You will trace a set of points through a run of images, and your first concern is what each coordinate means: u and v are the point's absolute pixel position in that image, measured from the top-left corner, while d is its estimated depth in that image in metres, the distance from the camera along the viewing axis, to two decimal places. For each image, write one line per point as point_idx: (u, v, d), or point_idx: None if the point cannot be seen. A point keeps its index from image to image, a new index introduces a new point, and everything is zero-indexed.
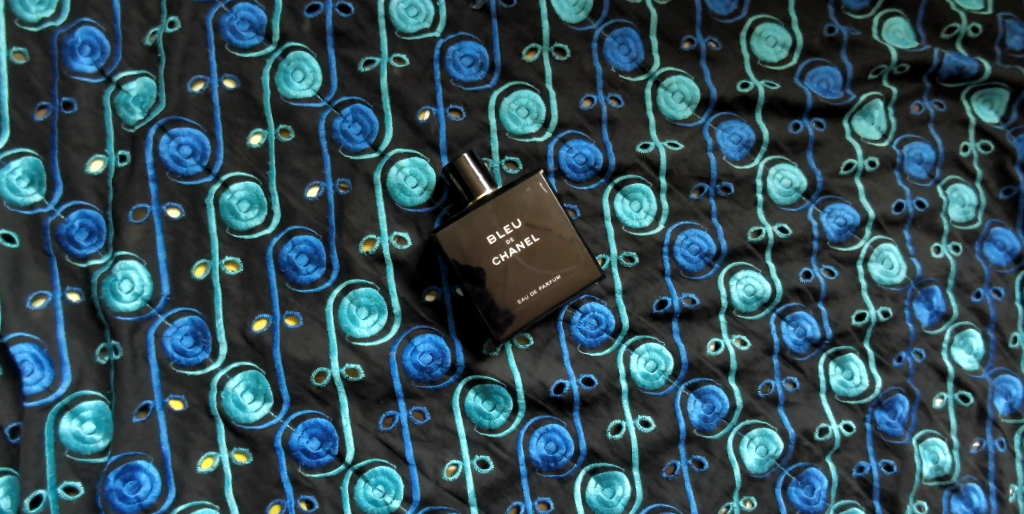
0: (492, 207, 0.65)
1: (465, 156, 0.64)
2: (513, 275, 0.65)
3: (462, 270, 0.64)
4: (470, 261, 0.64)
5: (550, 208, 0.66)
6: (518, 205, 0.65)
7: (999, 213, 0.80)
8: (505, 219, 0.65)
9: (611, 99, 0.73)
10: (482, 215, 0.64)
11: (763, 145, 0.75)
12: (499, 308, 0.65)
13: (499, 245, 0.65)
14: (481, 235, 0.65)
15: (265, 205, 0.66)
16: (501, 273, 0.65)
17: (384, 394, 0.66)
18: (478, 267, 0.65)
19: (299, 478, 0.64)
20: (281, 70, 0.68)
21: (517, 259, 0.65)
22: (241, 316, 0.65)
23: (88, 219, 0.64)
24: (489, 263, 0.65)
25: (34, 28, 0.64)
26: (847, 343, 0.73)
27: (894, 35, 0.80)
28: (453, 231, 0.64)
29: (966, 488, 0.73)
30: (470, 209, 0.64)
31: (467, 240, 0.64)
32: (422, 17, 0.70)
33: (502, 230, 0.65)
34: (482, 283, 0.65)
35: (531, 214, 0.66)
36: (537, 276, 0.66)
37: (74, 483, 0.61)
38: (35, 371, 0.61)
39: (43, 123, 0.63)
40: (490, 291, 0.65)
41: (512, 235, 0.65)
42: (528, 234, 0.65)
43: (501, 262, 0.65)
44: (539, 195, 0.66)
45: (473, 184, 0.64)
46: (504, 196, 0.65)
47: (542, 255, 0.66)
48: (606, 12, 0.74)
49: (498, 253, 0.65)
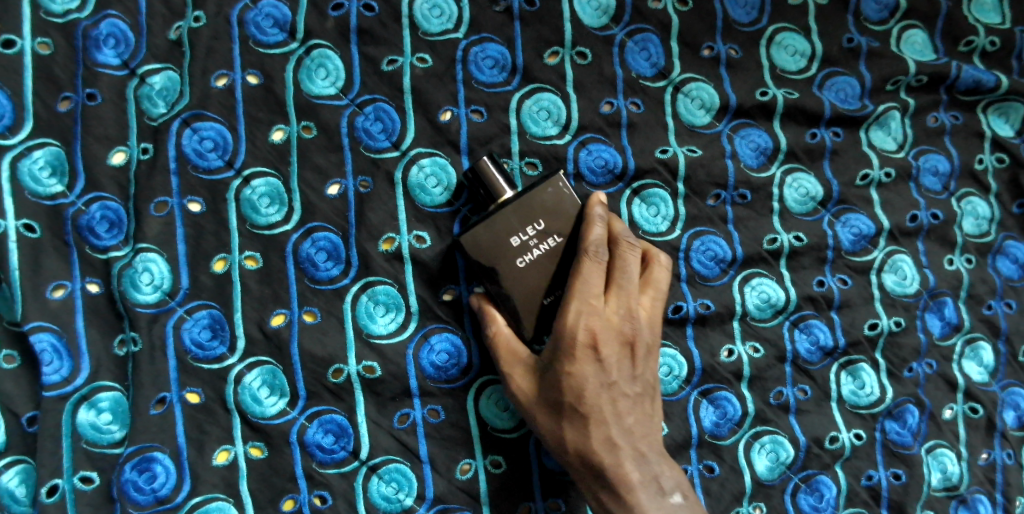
0: (514, 209, 0.64)
1: (484, 158, 0.65)
2: (536, 275, 0.65)
3: (486, 274, 0.64)
4: (494, 265, 0.64)
5: (570, 209, 0.66)
6: (539, 206, 0.65)
7: (1012, 226, 0.80)
8: (528, 220, 0.65)
9: (631, 104, 0.73)
10: (505, 218, 0.64)
11: (781, 153, 0.75)
12: (522, 310, 0.65)
13: (522, 246, 0.64)
14: (503, 237, 0.64)
15: (285, 201, 0.66)
16: (525, 275, 0.65)
17: (400, 392, 0.66)
18: (503, 271, 0.64)
19: (313, 473, 0.64)
20: (304, 67, 0.68)
21: (541, 260, 0.65)
22: (259, 311, 0.65)
23: (109, 211, 0.64)
24: (512, 265, 0.64)
25: (58, 18, 0.64)
26: (859, 353, 0.73)
27: (913, 47, 0.81)
28: (476, 235, 0.64)
29: (973, 499, 0.73)
30: (492, 212, 0.64)
31: (490, 242, 0.64)
32: (445, 17, 0.70)
33: (525, 231, 0.65)
34: (506, 287, 0.64)
35: (553, 216, 0.65)
36: (561, 276, 0.65)
37: (90, 473, 0.61)
38: (53, 361, 0.61)
39: (66, 114, 0.64)
40: (516, 295, 0.65)
41: (535, 237, 0.65)
42: (551, 234, 0.65)
43: (525, 264, 0.64)
44: (560, 196, 0.66)
45: (494, 187, 0.65)
46: (525, 198, 0.65)
47: (566, 256, 0.65)
48: (628, 17, 0.74)
49: (521, 254, 0.64)
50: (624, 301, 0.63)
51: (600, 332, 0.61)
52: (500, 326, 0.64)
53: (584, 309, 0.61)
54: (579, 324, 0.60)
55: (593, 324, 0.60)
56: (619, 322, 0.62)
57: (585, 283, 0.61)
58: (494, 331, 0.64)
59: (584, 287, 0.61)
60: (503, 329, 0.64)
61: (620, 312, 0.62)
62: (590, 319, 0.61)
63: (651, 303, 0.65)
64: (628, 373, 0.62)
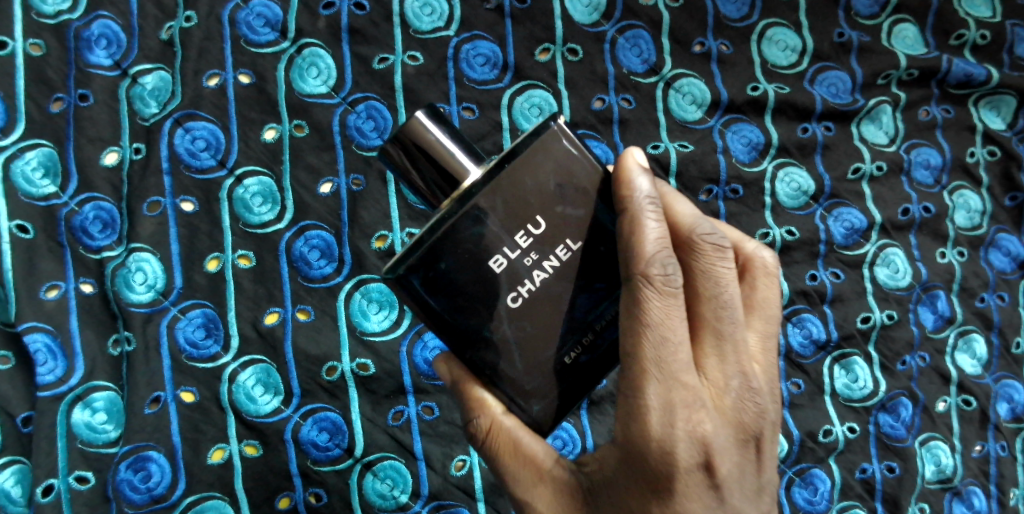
0: (489, 196, 0.48)
1: (417, 114, 0.48)
2: (541, 318, 0.49)
3: (469, 321, 0.48)
4: (482, 305, 0.48)
5: (583, 194, 0.49)
6: (526, 198, 0.48)
7: (1004, 219, 0.81)
8: (517, 227, 0.48)
9: (622, 100, 0.73)
10: (485, 223, 0.48)
11: (772, 148, 0.75)
12: (526, 371, 0.49)
13: (518, 272, 0.48)
14: (482, 266, 0.48)
15: (278, 200, 0.67)
16: (524, 314, 0.49)
17: (394, 389, 0.67)
18: (495, 316, 0.48)
19: (308, 471, 0.64)
20: (295, 66, 0.68)
21: (549, 291, 0.49)
22: (252, 310, 0.65)
23: (102, 211, 0.64)
24: (506, 307, 0.48)
25: (50, 20, 0.65)
26: (852, 346, 0.73)
27: (903, 41, 0.81)
28: (446, 260, 0.47)
29: (967, 491, 0.74)
30: (450, 209, 0.47)
31: (471, 272, 0.48)
32: (436, 16, 0.71)
33: (516, 241, 0.48)
34: (496, 332, 0.49)
35: (559, 213, 0.49)
36: (576, 309, 0.50)
37: (86, 472, 0.61)
38: (48, 361, 0.61)
39: (58, 115, 0.64)
40: (511, 346, 0.49)
41: (535, 252, 0.49)
42: (558, 243, 0.49)
43: (522, 297, 0.49)
44: (559, 157, 0.49)
45: (448, 164, 0.48)
46: (503, 177, 0.48)
47: (582, 273, 0.49)
48: (619, 13, 0.75)
49: (513, 291, 0.49)
50: (740, 360, 0.48)
51: (708, 421, 0.46)
52: (495, 415, 0.50)
53: (670, 391, 0.45)
54: (670, 427, 0.45)
55: (697, 416, 0.46)
56: (731, 408, 0.47)
57: (668, 350, 0.46)
58: (489, 422, 0.50)
59: (659, 352, 0.46)
60: (503, 417, 0.50)
61: (732, 373, 0.48)
62: (689, 408, 0.45)
63: (762, 341, 0.52)
64: (753, 485, 0.48)
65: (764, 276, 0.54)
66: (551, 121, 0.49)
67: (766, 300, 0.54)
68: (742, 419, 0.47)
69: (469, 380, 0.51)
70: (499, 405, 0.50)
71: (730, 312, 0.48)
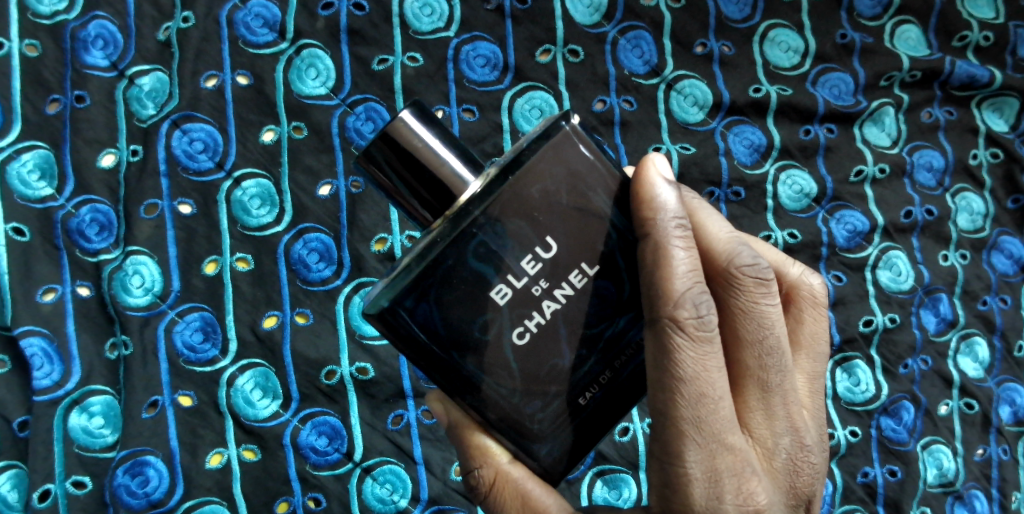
0: (485, 211, 0.45)
1: (405, 114, 0.45)
2: (549, 352, 0.47)
3: (473, 361, 0.46)
4: (487, 343, 0.46)
5: (596, 208, 0.47)
6: (525, 219, 0.46)
7: (1007, 222, 0.80)
8: (523, 249, 0.46)
9: (624, 101, 0.73)
10: (485, 246, 0.45)
11: (774, 150, 0.75)
12: (537, 413, 0.47)
13: (530, 304, 0.46)
14: (484, 301, 0.46)
15: (276, 202, 0.66)
16: (534, 352, 0.47)
17: (393, 393, 0.66)
18: (503, 357, 0.46)
19: (307, 476, 0.64)
20: (294, 68, 0.68)
21: (563, 323, 0.47)
22: (251, 313, 0.65)
23: (99, 213, 0.64)
24: (513, 344, 0.46)
25: (46, 20, 0.64)
26: (854, 350, 0.73)
27: (906, 42, 0.81)
28: (440, 291, 0.45)
29: (969, 495, 0.73)
30: (442, 230, 0.45)
31: (475, 305, 0.46)
32: (436, 16, 0.70)
33: (523, 266, 0.46)
34: (505, 371, 0.47)
35: (572, 233, 0.47)
36: (587, 339, 0.47)
37: (83, 477, 0.61)
38: (44, 365, 0.60)
39: (54, 116, 0.63)
40: (515, 383, 0.47)
41: (544, 280, 0.46)
42: (569, 271, 0.47)
43: (531, 331, 0.46)
44: (572, 162, 0.46)
45: (434, 170, 0.45)
46: (503, 190, 0.45)
47: (597, 303, 0.47)
48: (620, 14, 0.74)
49: (520, 328, 0.46)
50: (789, 413, 0.48)
51: (759, 489, 0.45)
52: (500, 465, 0.49)
53: (713, 456, 0.44)
54: (715, 500, 0.44)
55: (748, 485, 0.45)
56: (780, 469, 0.47)
57: (707, 409, 0.44)
58: (494, 472, 0.49)
59: (697, 412, 0.44)
60: (508, 467, 0.49)
61: (780, 429, 0.48)
62: (736, 476, 0.45)
63: (810, 382, 0.53)
64: None
65: (812, 308, 0.55)
66: (563, 121, 0.46)
67: (814, 335, 0.55)
68: (793, 482, 0.48)
69: (471, 426, 0.49)
70: (503, 454, 0.49)
71: (775, 358, 0.47)
